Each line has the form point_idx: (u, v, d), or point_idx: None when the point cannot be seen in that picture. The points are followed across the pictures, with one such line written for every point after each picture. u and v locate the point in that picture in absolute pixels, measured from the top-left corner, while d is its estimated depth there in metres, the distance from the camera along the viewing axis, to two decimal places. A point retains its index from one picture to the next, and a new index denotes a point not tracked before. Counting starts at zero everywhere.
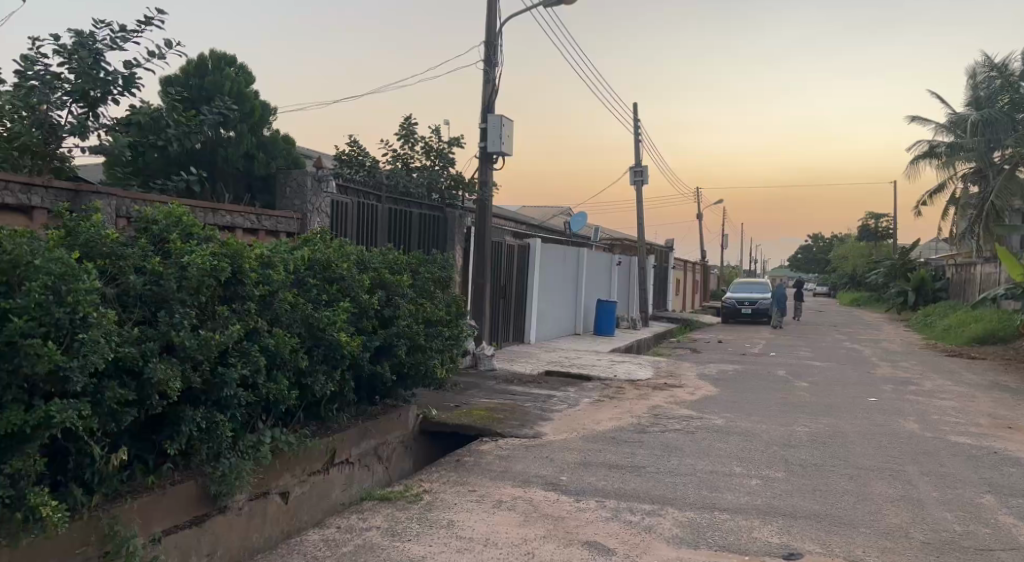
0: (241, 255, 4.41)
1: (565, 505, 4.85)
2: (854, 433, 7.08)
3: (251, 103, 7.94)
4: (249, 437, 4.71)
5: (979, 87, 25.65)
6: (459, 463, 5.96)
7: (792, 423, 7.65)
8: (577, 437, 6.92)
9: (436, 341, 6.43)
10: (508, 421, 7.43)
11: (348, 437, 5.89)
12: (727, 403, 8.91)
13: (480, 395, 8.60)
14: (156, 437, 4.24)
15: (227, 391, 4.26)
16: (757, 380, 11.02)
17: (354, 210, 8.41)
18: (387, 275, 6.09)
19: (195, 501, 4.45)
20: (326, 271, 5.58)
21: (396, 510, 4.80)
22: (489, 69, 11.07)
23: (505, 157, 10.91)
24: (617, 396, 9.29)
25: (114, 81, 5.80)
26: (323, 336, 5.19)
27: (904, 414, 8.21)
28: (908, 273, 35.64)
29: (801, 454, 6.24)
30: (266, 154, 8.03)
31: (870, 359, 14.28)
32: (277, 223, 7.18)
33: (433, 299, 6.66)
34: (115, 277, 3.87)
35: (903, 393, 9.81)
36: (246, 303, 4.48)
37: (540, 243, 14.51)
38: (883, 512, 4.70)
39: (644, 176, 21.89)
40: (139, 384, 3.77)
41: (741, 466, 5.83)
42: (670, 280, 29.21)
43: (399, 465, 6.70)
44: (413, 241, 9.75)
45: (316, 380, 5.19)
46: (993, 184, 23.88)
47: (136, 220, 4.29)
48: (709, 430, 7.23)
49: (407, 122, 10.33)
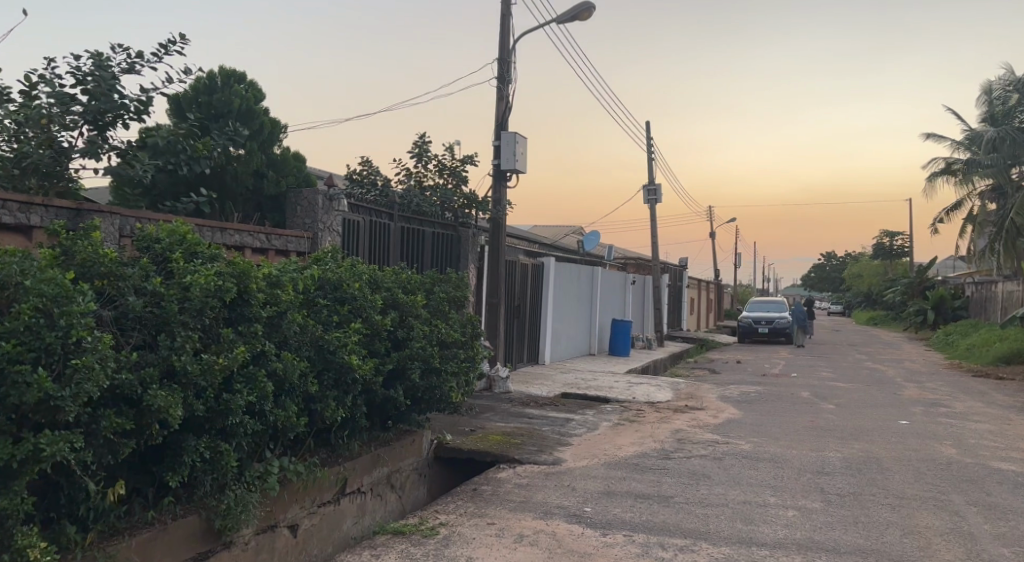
0: (248, 274, 4.17)
1: (590, 540, 4.55)
2: (889, 459, 6.73)
3: (260, 120, 7.73)
4: (255, 467, 4.45)
5: (996, 102, 25.33)
6: (476, 492, 5.67)
7: (823, 447, 7.31)
8: (598, 463, 6.61)
9: (451, 364, 6.16)
10: (526, 447, 7.14)
11: (360, 466, 5.63)
12: (752, 427, 8.58)
13: (495, 419, 8.31)
14: (156, 469, 3.99)
15: (232, 419, 4.00)
16: (781, 402, 10.67)
17: (365, 229, 8.20)
18: (400, 295, 5.85)
19: (198, 537, 4.19)
20: (336, 292, 5.36)
21: (411, 546, 4.51)
22: (502, 86, 10.91)
23: (519, 174, 10.70)
24: (637, 419, 8.98)
25: (128, 106, 5.60)
26: (334, 360, 4.93)
27: (939, 438, 7.85)
28: (925, 291, 35.17)
29: (837, 482, 5.90)
30: (278, 172, 7.80)
31: (896, 379, 13.88)
32: (287, 242, 6.97)
33: (448, 320, 6.39)
34: (113, 299, 3.68)
35: (934, 415, 9.45)
36: (253, 325, 4.22)
37: (555, 261, 14.27)
38: (934, 547, 4.36)
39: (657, 194, 21.67)
40: (138, 413, 3.52)
41: (775, 495, 5.50)
42: (684, 300, 28.87)
43: (412, 494, 6.43)
44: (426, 260, 9.52)
45: (327, 406, 4.93)
46: (1014, 200, 23.48)
47: (138, 239, 4.10)
48: (736, 456, 6.90)
49: (421, 139, 10.14)
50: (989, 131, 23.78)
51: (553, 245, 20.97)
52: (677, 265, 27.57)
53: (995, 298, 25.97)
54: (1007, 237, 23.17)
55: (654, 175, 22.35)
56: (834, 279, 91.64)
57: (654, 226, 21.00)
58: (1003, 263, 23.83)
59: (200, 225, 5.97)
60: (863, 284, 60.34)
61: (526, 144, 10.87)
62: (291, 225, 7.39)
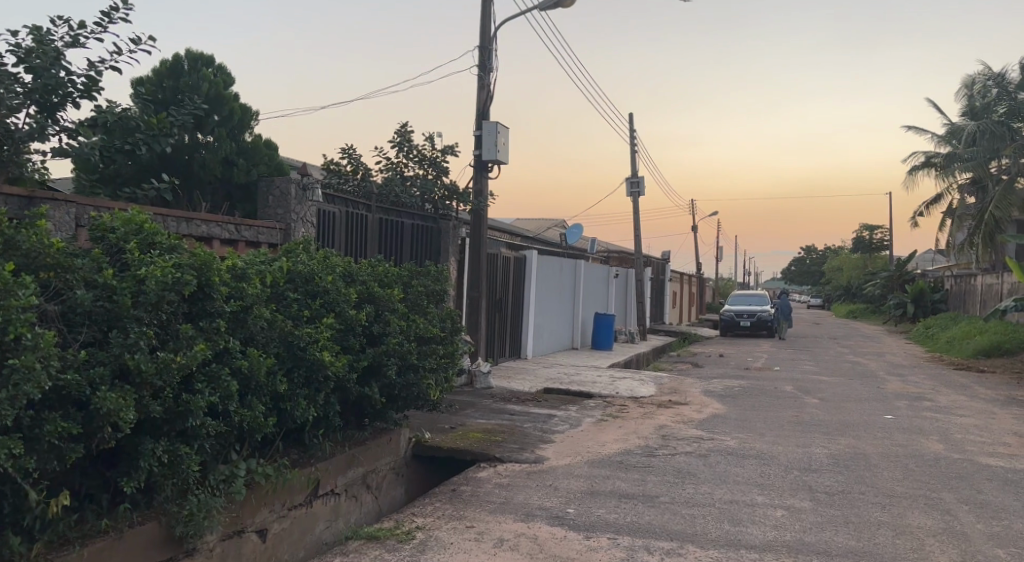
0: (209, 266, 3.93)
1: (573, 544, 4.35)
2: (876, 456, 6.61)
3: (228, 106, 7.41)
4: (220, 470, 4.23)
5: (975, 96, 25.42)
6: (455, 493, 5.46)
7: (809, 443, 7.18)
8: (581, 461, 6.44)
9: (430, 360, 5.94)
10: (507, 444, 6.94)
11: (334, 466, 5.40)
12: (736, 422, 8.43)
13: (476, 415, 8.10)
14: (111, 473, 3.75)
15: (192, 421, 3.77)
16: (764, 397, 10.55)
17: (342, 220, 7.95)
18: (375, 289, 5.62)
19: (157, 545, 3.95)
20: (307, 286, 5.12)
21: (386, 552, 4.29)
22: (483, 74, 10.66)
23: (501, 165, 10.47)
24: (620, 414, 8.81)
25: (76, 82, 5.33)
26: (305, 357, 4.69)
27: (926, 433, 7.74)
28: (904, 285, 35.40)
29: (825, 480, 5.75)
30: (248, 161, 7.50)
31: (878, 373, 13.82)
32: (257, 233, 6.73)
33: (426, 315, 6.16)
34: (61, 292, 3.45)
35: (919, 409, 9.36)
36: (215, 320, 3.98)
37: (537, 254, 14.07)
38: (927, 549, 4.21)
39: (640, 186, 21.53)
40: (87, 416, 3.29)
41: (763, 494, 5.34)
42: (666, 293, 28.78)
43: (389, 494, 6.22)
44: (404, 252, 9.29)
45: (298, 405, 4.69)
46: (993, 194, 23.61)
47: (92, 228, 3.86)
48: (722, 452, 6.74)
49: (402, 128, 9.89)
50: (969, 125, 23.87)
51: (535, 238, 20.75)
52: (659, 259, 27.47)
53: (973, 291, 26.15)
54: (986, 231, 23.30)
55: (637, 168, 22.19)
56: (814, 273, 92.28)
57: (637, 219, 20.85)
58: (982, 256, 23.96)
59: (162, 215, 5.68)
60: (843, 277, 60.75)
61: (508, 134, 10.64)
62: (263, 216, 7.12)
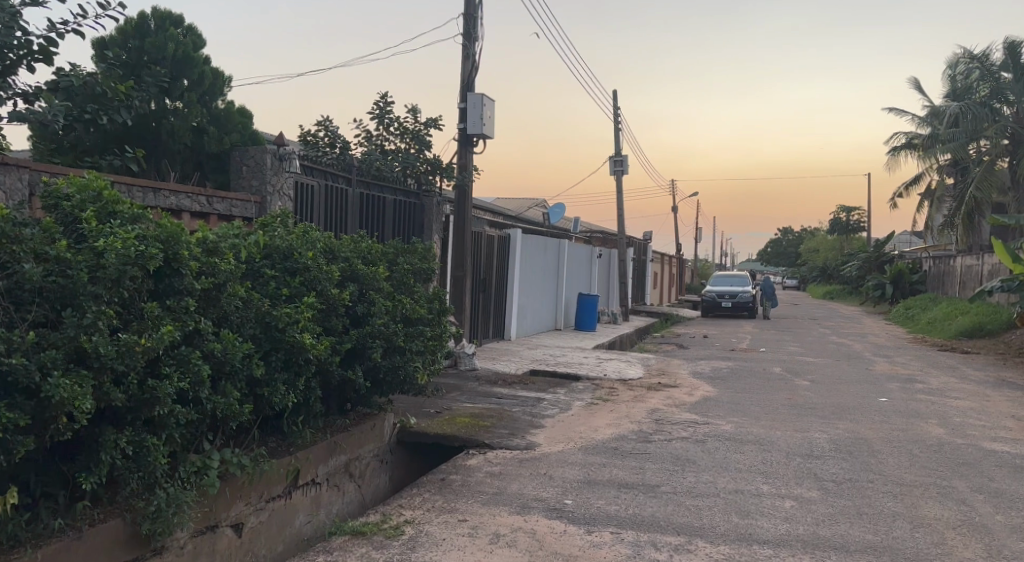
0: (177, 239, 3.55)
1: (575, 539, 4.07)
2: (879, 441, 6.40)
3: (199, 69, 6.91)
4: (191, 461, 3.88)
5: (957, 77, 25.36)
6: (444, 483, 5.14)
7: (807, 428, 6.95)
8: (575, 447, 6.15)
9: (417, 342, 5.59)
10: (497, 430, 6.63)
11: (315, 455, 5.06)
12: (729, 405, 8.20)
13: (462, 399, 7.78)
14: (68, 467, 3.38)
15: (159, 409, 3.41)
16: (754, 379, 10.35)
17: (321, 194, 7.55)
18: (359, 266, 5.25)
19: (122, 544, 3.59)
20: (286, 262, 4.73)
21: (373, 549, 3.96)
22: (468, 44, 10.24)
23: (486, 140, 10.07)
24: (610, 398, 8.55)
25: (32, 47, 4.86)
26: (282, 339, 4.32)
27: (924, 416, 7.56)
28: (882, 266, 35.60)
29: (830, 468, 5.53)
30: (220, 129, 7.04)
31: (865, 354, 13.71)
32: (230, 206, 6.35)
33: (413, 295, 5.80)
34: (7, 265, 3.06)
35: (911, 392, 9.21)
36: (184, 299, 3.60)
37: (521, 233, 13.71)
38: (950, 543, 3.98)
39: (623, 165, 21.22)
40: (38, 405, 2.92)
41: (768, 483, 5.09)
42: (648, 274, 28.61)
43: (372, 482, 5.89)
44: (386, 229, 8.89)
45: (275, 391, 4.32)
46: (973, 176, 23.66)
47: (45, 194, 3.45)
48: (720, 438, 6.49)
49: (383, 100, 9.45)
50: (951, 106, 23.59)
51: (517, 218, 20.36)
52: (641, 239, 27.26)
53: (951, 273, 26.27)
54: (966, 212, 23.28)
55: (620, 146, 21.86)
56: (790, 255, 92.83)
57: (620, 198, 20.55)
58: (961, 238, 24.04)
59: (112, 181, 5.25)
60: (818, 259, 61.21)
61: (494, 107, 10.23)
62: (235, 187, 6.72)
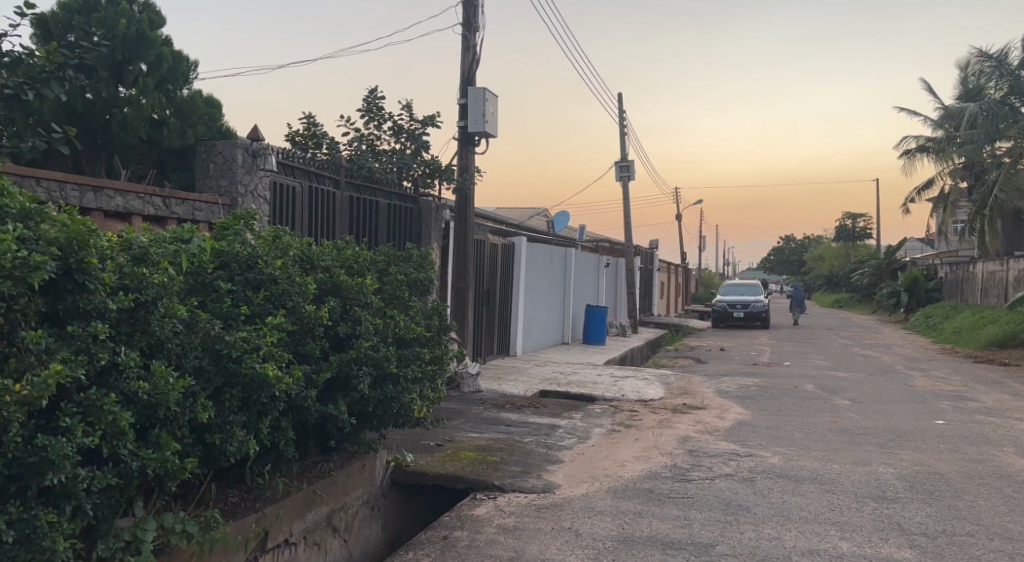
0: (79, 239, 2.62)
1: None
2: (956, 477, 5.45)
3: (157, 51, 5.98)
4: (115, 535, 2.94)
5: (971, 76, 24.42)
6: (447, 543, 4.17)
7: (868, 460, 5.98)
8: (601, 489, 5.19)
9: (413, 367, 4.62)
10: (508, 466, 5.68)
11: (287, 510, 4.10)
12: (768, 431, 7.25)
13: (466, 428, 6.84)
14: None
15: (53, 475, 2.47)
16: (787, 398, 9.37)
17: (303, 196, 6.63)
18: (341, 278, 4.32)
19: None
20: (248, 273, 3.80)
21: None
22: (468, 34, 9.35)
23: (489, 138, 9.14)
24: (633, 423, 7.59)
25: None
26: (238, 373, 3.36)
27: (996, 443, 6.60)
28: (894, 273, 34.62)
29: (913, 516, 4.55)
30: (182, 121, 6.14)
31: (898, 367, 12.75)
32: (193, 208, 5.46)
33: (409, 311, 4.84)
34: None
35: (968, 413, 8.20)
36: (92, 321, 2.66)
37: (526, 240, 12.79)
38: None
39: (630, 170, 20.33)
40: None
41: (846, 539, 4.14)
42: (654, 284, 27.65)
43: (362, 535, 4.94)
44: (379, 236, 7.98)
45: (231, 438, 3.38)
46: (994, 178, 22.52)
47: None
48: (770, 475, 5.50)
49: (374, 96, 8.55)
50: (968, 107, 22.68)
51: (520, 226, 19.44)
52: (647, 248, 26.38)
53: (971, 279, 25.26)
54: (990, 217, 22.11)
55: (625, 151, 20.92)
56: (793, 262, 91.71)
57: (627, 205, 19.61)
58: (985, 244, 22.92)
59: (38, 178, 4.38)
60: (825, 266, 60.17)
61: (496, 103, 9.30)
62: (202, 188, 5.82)
